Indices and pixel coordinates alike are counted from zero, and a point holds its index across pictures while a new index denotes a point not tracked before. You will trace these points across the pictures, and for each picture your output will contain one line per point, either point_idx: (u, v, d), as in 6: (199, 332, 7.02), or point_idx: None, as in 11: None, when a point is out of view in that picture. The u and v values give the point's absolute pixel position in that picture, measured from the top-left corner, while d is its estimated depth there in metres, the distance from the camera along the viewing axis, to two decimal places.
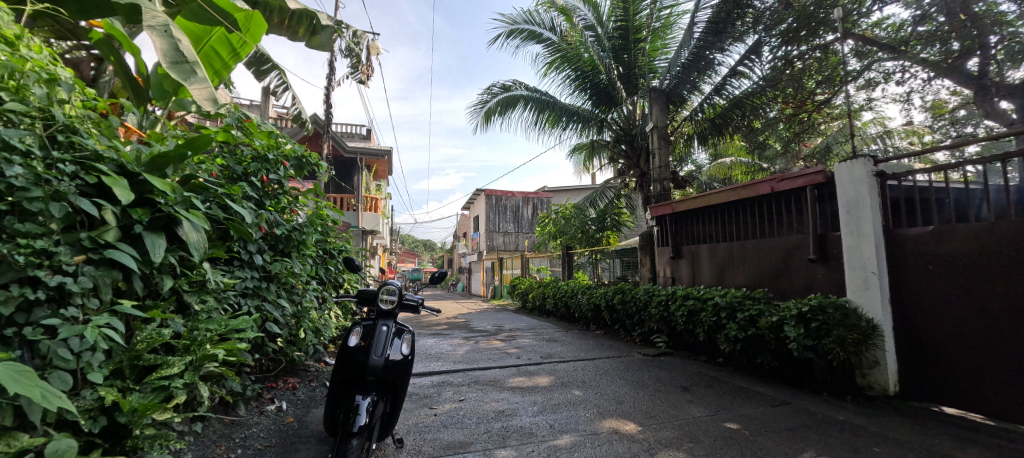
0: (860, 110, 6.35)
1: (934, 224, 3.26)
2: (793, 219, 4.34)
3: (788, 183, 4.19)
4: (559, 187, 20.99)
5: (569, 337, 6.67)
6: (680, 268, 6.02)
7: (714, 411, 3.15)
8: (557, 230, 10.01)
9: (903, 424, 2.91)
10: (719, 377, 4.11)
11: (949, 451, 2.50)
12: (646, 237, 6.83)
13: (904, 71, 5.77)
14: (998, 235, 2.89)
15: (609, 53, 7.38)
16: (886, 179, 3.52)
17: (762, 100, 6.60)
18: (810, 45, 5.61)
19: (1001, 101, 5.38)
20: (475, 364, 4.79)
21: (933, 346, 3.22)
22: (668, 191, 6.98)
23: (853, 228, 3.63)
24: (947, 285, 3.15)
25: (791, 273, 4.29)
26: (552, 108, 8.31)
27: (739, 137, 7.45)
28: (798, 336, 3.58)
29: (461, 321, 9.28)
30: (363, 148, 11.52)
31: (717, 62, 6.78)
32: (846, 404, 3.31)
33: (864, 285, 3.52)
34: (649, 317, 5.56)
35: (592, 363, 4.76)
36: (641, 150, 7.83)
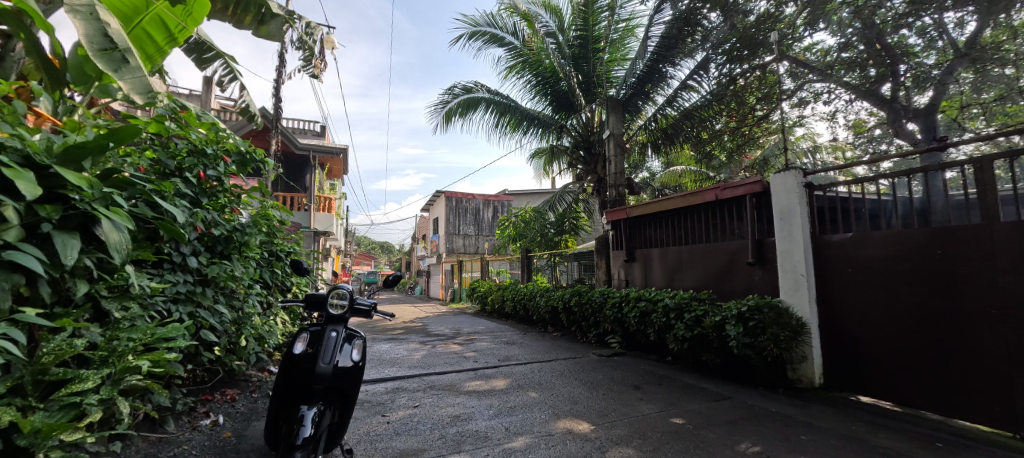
0: (794, 126, 6.93)
1: (853, 231, 3.62)
2: (735, 225, 4.65)
3: (731, 191, 4.48)
4: (520, 190, 21.18)
5: (527, 339, 6.73)
6: (634, 271, 6.26)
7: (663, 408, 3.29)
8: (517, 233, 10.08)
9: (827, 413, 3.19)
10: (668, 375, 4.30)
11: (864, 435, 2.77)
12: (602, 241, 7.03)
13: (830, 92, 6.37)
14: (904, 242, 3.26)
15: (570, 61, 7.63)
16: (813, 189, 3.87)
17: (709, 112, 7.03)
18: (751, 64, 6.03)
19: (908, 123, 6.07)
20: (432, 369, 4.71)
21: (852, 341, 3.57)
22: (623, 197, 7.24)
23: (786, 234, 3.95)
24: (864, 286, 3.50)
25: (733, 276, 4.59)
26: (513, 112, 8.36)
27: (689, 147, 7.86)
28: (737, 334, 3.83)
29: (419, 325, 9.08)
30: (317, 146, 11.01)
31: (670, 75, 7.18)
32: (780, 397, 3.58)
33: (795, 287, 3.84)
34: (604, 319, 5.72)
35: (549, 365, 4.82)
36: (598, 156, 8.09)
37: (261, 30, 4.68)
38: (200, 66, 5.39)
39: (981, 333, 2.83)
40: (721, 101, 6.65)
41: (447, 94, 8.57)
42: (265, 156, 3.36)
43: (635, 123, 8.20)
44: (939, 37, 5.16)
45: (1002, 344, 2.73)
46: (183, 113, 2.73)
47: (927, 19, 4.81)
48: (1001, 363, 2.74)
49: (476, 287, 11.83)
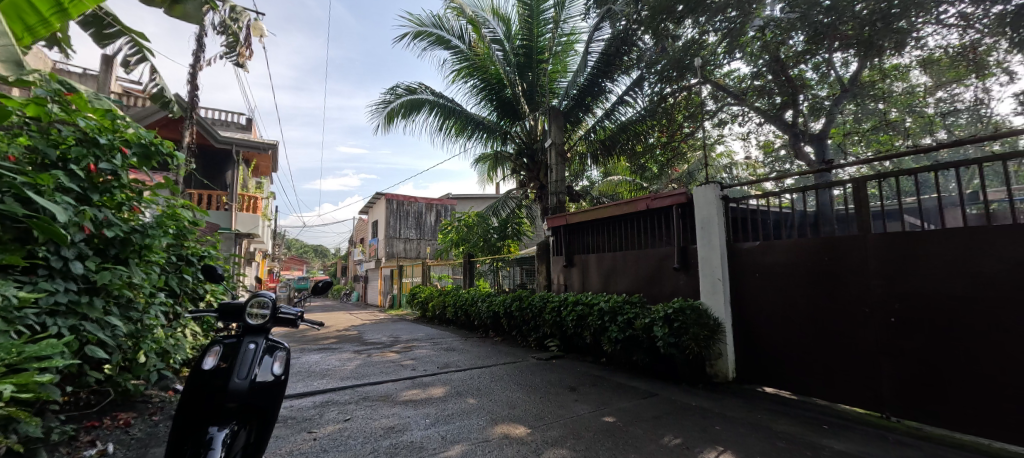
0: (715, 144, 7.63)
1: (761, 240, 4.06)
2: (663, 232, 5.01)
3: (660, 201, 4.82)
4: (464, 194, 21.05)
5: (467, 345, 6.67)
6: (572, 276, 6.48)
7: (596, 407, 3.43)
8: (460, 238, 9.98)
9: (737, 404, 3.52)
10: (602, 375, 4.50)
11: (767, 422, 3.11)
12: (543, 247, 7.19)
13: (744, 115, 7.10)
14: (800, 250, 3.72)
15: (516, 69, 7.77)
16: (729, 202, 4.28)
17: (643, 127, 7.50)
18: (679, 86, 6.57)
19: (806, 146, 6.99)
20: (366, 379, 4.49)
21: (759, 337, 3.99)
22: (563, 204, 7.49)
23: (705, 241, 4.33)
24: (769, 289, 3.92)
25: (660, 280, 4.92)
26: (458, 116, 8.32)
27: (624, 159, 8.31)
28: (664, 335, 4.10)
29: (354, 333, 8.63)
30: (241, 139, 10.08)
31: (608, 90, 7.64)
32: (699, 391, 3.89)
33: (713, 290, 4.22)
34: (543, 323, 5.85)
35: (489, 371, 4.82)
36: (540, 164, 8.30)
37: (175, 10, 4.17)
38: (99, 43, 4.72)
39: (857, 329, 3.31)
40: (654, 116, 7.25)
41: (389, 93, 8.33)
42: (175, 149, 3.00)
43: (576, 134, 8.48)
44: (830, 73, 5.96)
45: (872, 338, 3.22)
46: (70, 95, 2.36)
47: (821, 57, 5.54)
48: (871, 355, 3.23)
49: (416, 293, 11.51)
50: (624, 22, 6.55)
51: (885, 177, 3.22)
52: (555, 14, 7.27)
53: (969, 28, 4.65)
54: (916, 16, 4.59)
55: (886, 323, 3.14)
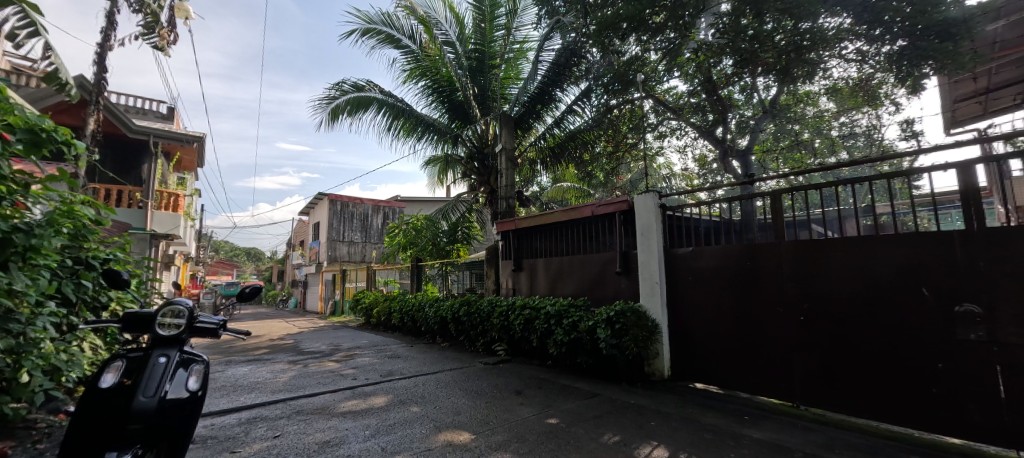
0: (655, 154, 8.11)
1: (693, 246, 4.36)
2: (607, 238, 5.22)
3: (604, 208, 5.02)
4: (413, 197, 20.58)
5: (413, 352, 6.50)
6: (520, 280, 6.55)
7: (541, 410, 3.48)
8: (408, 241, 9.73)
9: (671, 400, 3.75)
10: (547, 378, 4.58)
11: (696, 416, 3.34)
12: (492, 251, 7.20)
13: (681, 129, 7.63)
14: (728, 256, 4.03)
15: (467, 72, 7.69)
16: (666, 210, 4.56)
17: (590, 137, 7.79)
18: (623, 99, 6.94)
19: (732, 160, 7.46)
20: (301, 391, 4.20)
21: (691, 337, 4.27)
22: (513, 209, 7.55)
23: (645, 247, 4.58)
24: (700, 292, 4.21)
25: (604, 284, 5.12)
26: (408, 117, 8.13)
27: (572, 166, 8.50)
28: (606, 336, 4.26)
29: (289, 343, 8.07)
30: (161, 130, 9.11)
31: (558, 100, 7.84)
32: (638, 389, 4.09)
33: (651, 293, 4.47)
34: (491, 327, 5.85)
35: (435, 377, 4.71)
36: (491, 169, 8.34)
37: None
38: None
39: (773, 327, 3.66)
40: (600, 126, 7.57)
41: (334, 89, 7.98)
42: (72, 137, 2.59)
43: (526, 140, 8.52)
44: (754, 95, 6.58)
45: (785, 335, 3.57)
46: None
47: (746, 80, 6.11)
48: (784, 350, 3.58)
49: (360, 298, 11.03)
50: (574, 34, 6.77)
51: (797, 191, 3.59)
52: (508, 21, 7.37)
53: (864, 63, 5.36)
54: (823, 50, 5.22)
55: (797, 322, 3.50)
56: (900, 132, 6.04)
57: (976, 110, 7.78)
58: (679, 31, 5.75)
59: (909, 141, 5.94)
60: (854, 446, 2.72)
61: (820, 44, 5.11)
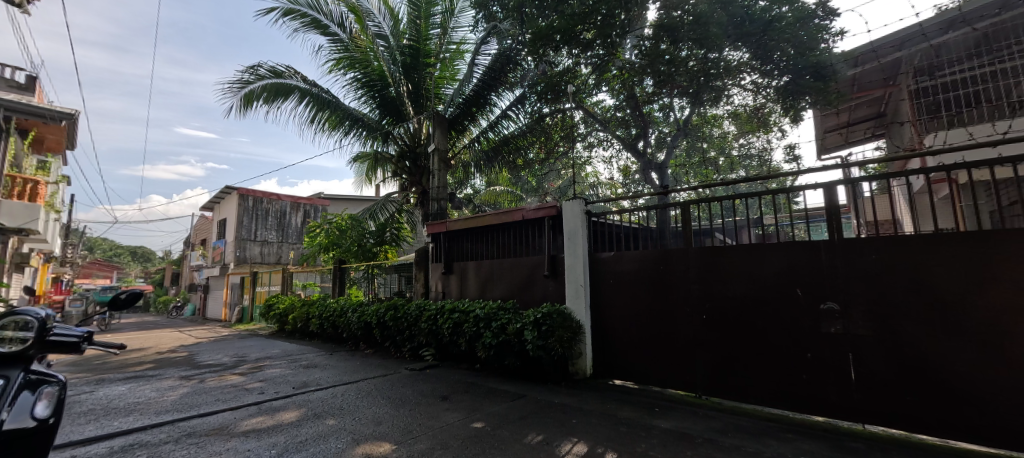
0: (584, 163, 8.51)
1: (614, 250, 4.63)
2: (536, 242, 5.35)
3: (535, 213, 5.15)
4: (337, 195, 19.34)
5: (332, 360, 6.08)
6: (450, 283, 6.46)
7: (466, 414, 3.45)
8: (330, 242, 9.10)
9: (591, 397, 3.94)
10: (475, 382, 4.56)
11: (614, 410, 3.54)
12: (422, 253, 7.02)
13: (608, 141, 8.12)
14: (645, 260, 4.34)
15: (400, 69, 7.35)
16: (591, 216, 4.79)
17: (523, 143, 7.91)
18: (555, 108, 7.19)
19: (652, 172, 7.87)
20: (194, 410, 3.70)
21: (612, 336, 4.52)
22: (445, 211, 7.42)
23: (571, 251, 4.76)
24: (620, 293, 4.49)
25: (532, 287, 5.24)
26: (334, 109, 7.68)
27: (505, 171, 8.55)
28: (533, 338, 4.36)
29: (183, 355, 7.09)
30: (16, 102, 7.52)
31: (493, 104, 7.77)
32: (561, 389, 4.24)
33: (576, 295, 4.66)
34: (418, 332, 5.69)
35: (355, 387, 4.44)
36: (423, 169, 8.15)
37: None
38: None
39: (680, 325, 4.02)
40: (532, 133, 7.74)
41: (248, 72, 7.28)
42: None
43: (460, 141, 8.31)
44: (670, 114, 7.22)
45: (691, 332, 3.94)
46: None
47: (664, 100, 6.70)
48: (690, 346, 3.95)
49: (274, 304, 10.06)
50: (511, 40, 6.90)
51: (703, 202, 3.98)
52: (444, 20, 7.29)
53: (760, 92, 6.14)
54: (727, 79, 5.94)
55: (700, 320, 3.88)
56: (785, 156, 7.03)
57: (840, 142, 9.31)
58: (606, 49, 6.16)
59: (791, 164, 6.94)
60: (742, 429, 3.08)
61: (724, 73, 5.85)
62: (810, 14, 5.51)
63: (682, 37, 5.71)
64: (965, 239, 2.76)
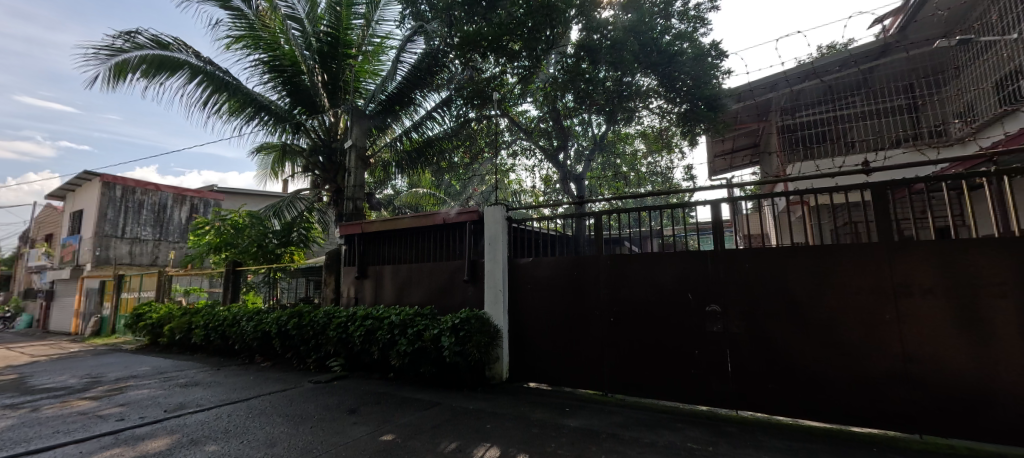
0: (507, 169, 8.69)
1: (532, 256, 4.76)
2: (457, 246, 5.30)
3: (456, 217, 5.09)
4: (235, 189, 17.23)
5: (219, 376, 5.34)
6: (364, 288, 6.10)
7: (376, 427, 3.27)
8: (222, 241, 8.04)
9: (506, 401, 3.99)
10: (387, 392, 4.34)
11: (527, 413, 3.63)
12: (333, 256, 6.54)
13: (531, 150, 8.40)
14: (561, 266, 4.53)
15: (315, 56, 6.80)
16: (512, 222, 4.87)
17: (448, 146, 7.83)
18: (481, 113, 7.24)
19: (570, 183, 8.19)
20: (21, 447, 2.97)
21: (528, 340, 4.64)
22: (361, 210, 6.98)
23: (491, 256, 4.79)
24: (537, 298, 4.63)
25: (451, 292, 5.16)
26: (235, 92, 6.92)
27: (428, 173, 8.33)
28: (450, 344, 4.27)
29: (8, 379, 5.67)
30: None
31: (418, 103, 7.47)
32: (477, 394, 4.23)
33: (494, 300, 4.69)
34: (326, 341, 5.27)
35: (247, 405, 3.96)
36: (339, 166, 7.60)
37: None
38: None
39: (591, 327, 4.28)
40: (457, 136, 7.70)
41: (121, 37, 6.24)
42: None
43: (381, 140, 7.84)
44: (588, 129, 7.68)
45: (600, 334, 4.22)
46: None
47: (583, 115, 7.14)
48: (598, 346, 4.22)
49: (146, 313, 8.57)
50: (438, 42, 6.76)
51: (615, 213, 4.28)
52: (368, 12, 6.92)
53: (667, 114, 6.80)
54: (637, 101, 6.58)
55: (608, 323, 4.17)
56: (683, 176, 7.91)
57: (725, 166, 10.75)
58: (531, 60, 6.41)
59: (688, 183, 7.82)
60: (640, 422, 3.36)
61: (633, 95, 6.50)
62: (703, 53, 6.37)
63: (600, 59, 6.25)
64: (812, 251, 3.36)
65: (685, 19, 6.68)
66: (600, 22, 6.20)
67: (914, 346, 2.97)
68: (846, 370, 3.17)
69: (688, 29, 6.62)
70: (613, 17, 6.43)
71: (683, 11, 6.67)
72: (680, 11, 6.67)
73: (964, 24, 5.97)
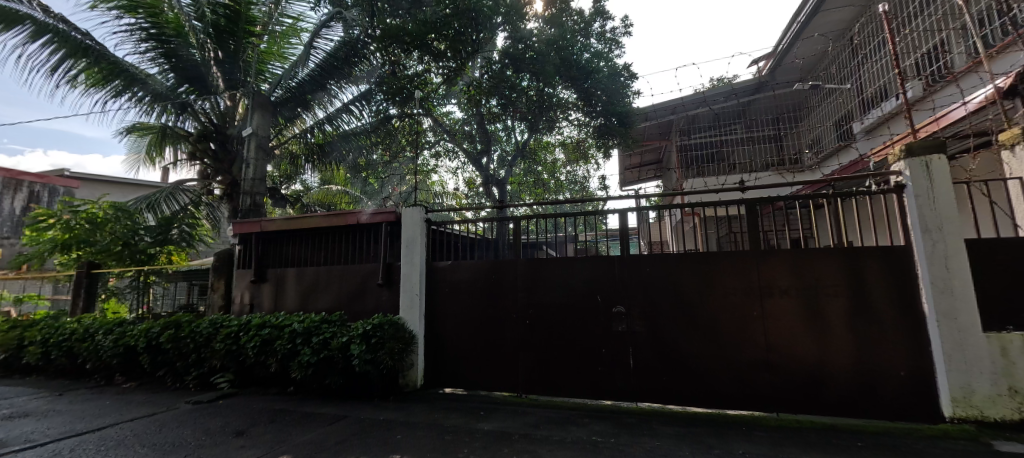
0: (430, 170, 8.52)
1: (451, 259, 4.70)
2: (372, 249, 5.02)
3: (370, 217, 4.82)
4: (95, 175, 14.41)
5: (61, 403, 4.38)
6: (262, 294, 5.48)
7: (268, 449, 2.94)
8: (72, 238, 6.59)
9: (419, 409, 3.86)
10: (284, 408, 3.94)
11: (441, 420, 3.55)
12: (224, 256, 5.80)
13: (454, 152, 8.30)
14: (481, 269, 4.53)
15: (208, 29, 5.94)
16: (431, 224, 4.77)
17: (365, 142, 7.42)
18: (403, 111, 7.00)
19: (493, 188, 8.24)
20: None
21: (445, 345, 4.56)
22: (261, 207, 6.20)
23: (408, 259, 4.61)
24: (456, 301, 4.57)
25: (363, 297, 4.87)
26: (98, 59, 5.93)
27: (342, 170, 7.93)
28: (360, 352, 3.99)
29: None
30: None
31: (333, 94, 6.73)
32: (389, 404, 4.03)
33: (410, 305, 4.52)
34: (211, 354, 4.63)
35: (99, 436, 3.29)
36: (235, 156, 6.77)
37: None
38: None
39: (507, 330, 4.35)
40: (377, 133, 7.33)
41: None
42: None
43: (289, 131, 7.21)
44: (512, 135, 7.76)
45: (516, 336, 4.30)
46: None
47: (508, 121, 7.29)
48: (515, 348, 4.30)
49: None
50: (358, 31, 6.34)
51: (534, 218, 4.40)
52: None
53: (585, 126, 7.26)
54: (557, 111, 6.92)
55: (524, 325, 4.28)
56: (598, 186, 8.46)
57: (634, 178, 11.77)
58: (456, 62, 6.39)
59: (602, 192, 8.39)
60: (550, 421, 3.49)
61: (555, 105, 6.86)
62: (617, 73, 6.96)
63: (524, 68, 6.52)
64: (699, 257, 3.81)
65: (602, 40, 7.20)
66: (526, 33, 6.42)
67: (774, 339, 3.52)
68: (724, 361, 3.64)
69: (605, 49, 7.16)
70: (538, 29, 6.75)
71: (601, 32, 7.19)
72: (598, 32, 7.18)
73: (815, 72, 7.30)
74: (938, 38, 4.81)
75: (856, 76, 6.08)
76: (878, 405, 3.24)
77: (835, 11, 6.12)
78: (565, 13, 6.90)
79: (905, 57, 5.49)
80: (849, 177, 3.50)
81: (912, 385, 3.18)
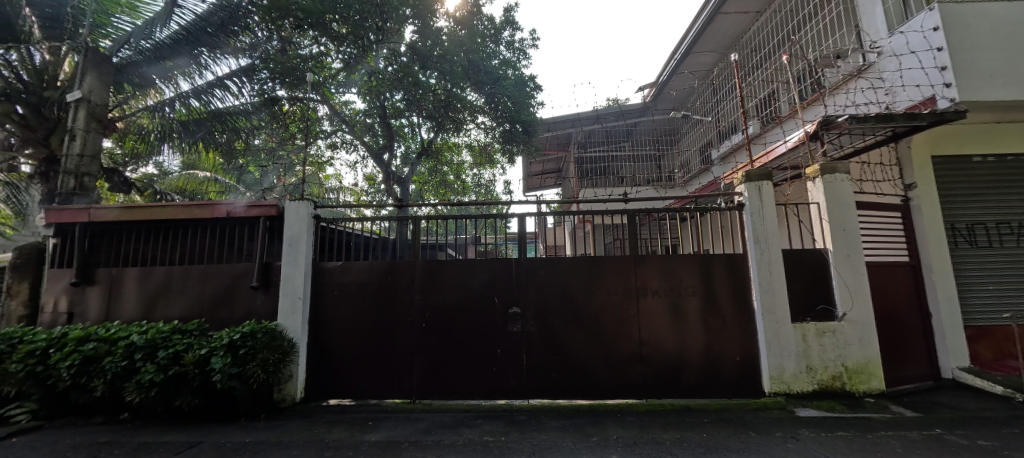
0: (325, 162, 7.86)
1: (343, 260, 4.35)
2: (245, 246, 4.41)
3: (245, 210, 4.23)
4: None
5: None
6: (87, 300, 4.42)
7: None
8: None
9: (296, 426, 3.48)
10: (114, 440, 3.22)
11: (320, 436, 3.24)
12: (30, 252, 4.55)
13: (352, 144, 7.75)
14: (376, 271, 4.29)
15: None
16: (320, 221, 4.36)
17: (245, 125, 6.46)
18: (294, 94, 6.35)
19: (394, 184, 7.63)
20: None
21: (332, 353, 4.20)
22: (92, 191, 4.98)
23: (291, 259, 4.15)
24: (346, 305, 4.25)
25: (231, 302, 4.24)
26: None
27: (213, 154, 6.82)
28: (223, 366, 3.42)
29: None
30: None
31: (203, 65, 5.76)
32: (260, 423, 3.57)
33: (291, 310, 4.06)
34: (3, 379, 3.57)
35: None
36: (55, 125, 5.37)
37: None
38: None
39: (402, 333, 4.19)
40: (261, 115, 6.45)
41: None
42: None
43: (140, 101, 6.01)
44: (417, 132, 7.51)
45: (411, 339, 4.17)
46: None
47: (413, 118, 7.12)
48: (409, 352, 4.16)
49: None
50: None
51: (435, 219, 4.32)
52: None
53: (490, 130, 7.43)
54: (464, 113, 6.93)
55: (419, 328, 4.17)
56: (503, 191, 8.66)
57: (536, 184, 12.35)
58: (358, 49, 6.01)
59: (507, 196, 8.62)
60: (443, 426, 3.44)
61: (462, 107, 6.87)
62: (523, 82, 7.27)
63: (431, 66, 6.39)
64: (587, 261, 4.14)
65: (511, 48, 7.47)
66: (434, 31, 6.30)
67: (645, 333, 3.99)
68: (605, 355, 4.01)
69: (513, 58, 7.43)
70: (447, 28, 6.68)
71: (510, 41, 7.42)
72: (508, 40, 7.40)
73: (686, 103, 8.57)
74: (772, 88, 6.01)
75: (715, 111, 7.27)
76: (721, 386, 3.88)
77: (702, 55, 7.25)
78: (476, 17, 6.95)
79: (749, 99, 6.73)
80: (706, 196, 4.13)
81: (744, 368, 3.88)
